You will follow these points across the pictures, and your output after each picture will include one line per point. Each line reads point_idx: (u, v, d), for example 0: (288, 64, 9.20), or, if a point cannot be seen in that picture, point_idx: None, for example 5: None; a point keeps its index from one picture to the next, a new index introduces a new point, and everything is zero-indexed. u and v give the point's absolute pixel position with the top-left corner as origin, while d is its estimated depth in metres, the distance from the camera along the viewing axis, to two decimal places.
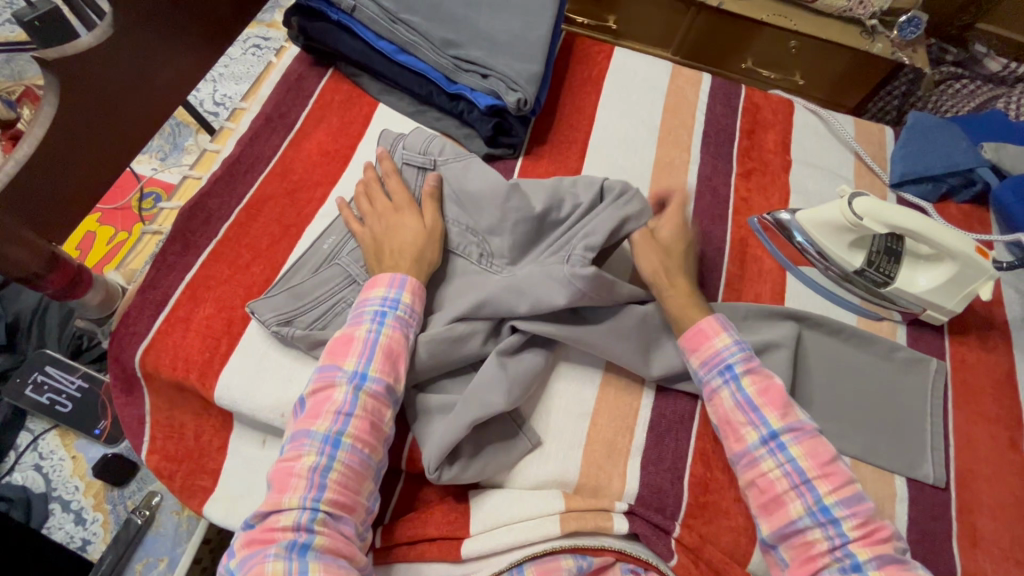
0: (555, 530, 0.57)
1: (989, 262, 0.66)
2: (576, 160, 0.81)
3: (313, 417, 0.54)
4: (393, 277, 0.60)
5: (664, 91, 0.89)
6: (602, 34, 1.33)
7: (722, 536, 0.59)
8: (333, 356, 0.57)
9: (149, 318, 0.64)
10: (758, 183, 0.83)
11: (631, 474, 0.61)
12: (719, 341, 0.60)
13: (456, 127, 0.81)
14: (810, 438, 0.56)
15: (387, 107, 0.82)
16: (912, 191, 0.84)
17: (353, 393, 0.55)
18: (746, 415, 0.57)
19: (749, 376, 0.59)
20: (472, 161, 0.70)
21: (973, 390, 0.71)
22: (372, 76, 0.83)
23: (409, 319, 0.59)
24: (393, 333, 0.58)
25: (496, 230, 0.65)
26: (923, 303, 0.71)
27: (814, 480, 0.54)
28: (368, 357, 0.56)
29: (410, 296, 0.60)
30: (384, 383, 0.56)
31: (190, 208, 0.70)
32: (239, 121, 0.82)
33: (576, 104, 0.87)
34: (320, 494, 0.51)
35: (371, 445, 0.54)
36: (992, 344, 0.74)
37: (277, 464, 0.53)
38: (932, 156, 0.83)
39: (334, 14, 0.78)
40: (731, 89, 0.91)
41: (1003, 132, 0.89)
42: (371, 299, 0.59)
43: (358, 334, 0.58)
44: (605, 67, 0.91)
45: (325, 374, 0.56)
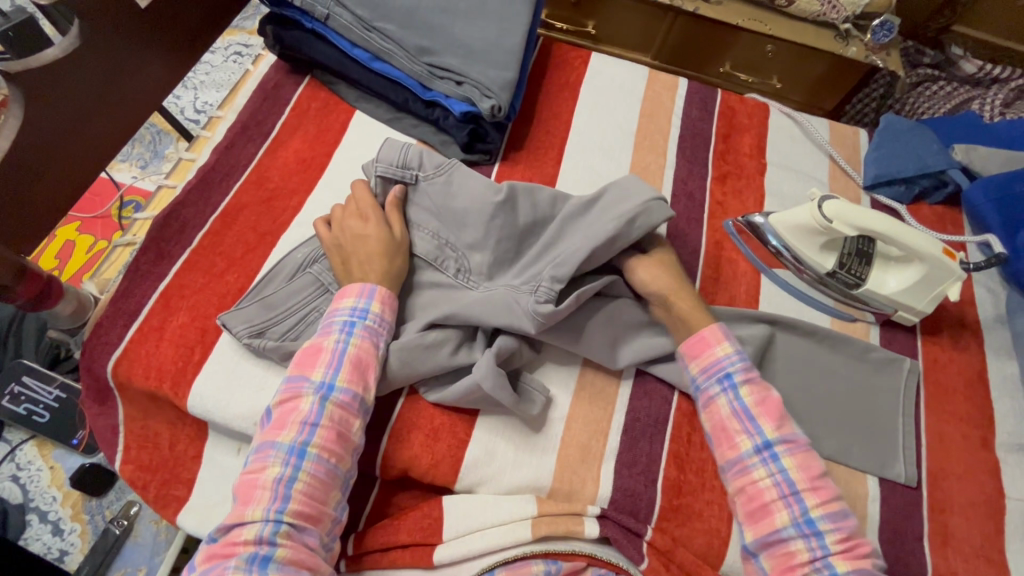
0: (526, 534, 0.58)
1: (955, 263, 0.68)
2: (552, 165, 0.82)
3: (278, 427, 0.55)
4: (363, 287, 0.61)
5: (640, 96, 0.90)
6: (582, 39, 1.34)
7: (694, 538, 0.60)
8: (301, 367, 0.58)
9: (122, 329, 0.64)
10: (734, 186, 0.84)
11: (604, 478, 0.61)
12: (720, 349, 0.62)
13: (432, 133, 0.81)
14: (802, 451, 0.58)
15: (364, 114, 0.83)
16: (886, 193, 0.85)
17: (319, 404, 0.55)
18: (741, 423, 0.59)
19: (748, 387, 0.60)
20: (453, 171, 0.69)
21: (946, 389, 0.72)
22: (348, 84, 0.84)
23: (379, 328, 0.60)
24: (362, 343, 0.59)
25: (476, 247, 0.66)
26: (894, 304, 0.72)
27: (803, 491, 0.55)
28: (335, 367, 0.57)
29: (380, 305, 0.61)
30: (352, 393, 0.56)
31: (164, 217, 0.70)
32: (216, 129, 0.82)
33: (553, 110, 0.88)
34: (284, 505, 0.51)
35: (338, 454, 0.54)
36: (965, 344, 0.75)
37: (242, 477, 0.53)
38: (905, 158, 0.84)
39: (309, 23, 0.79)
40: (707, 93, 0.92)
41: (975, 134, 0.90)
42: (341, 309, 0.60)
43: (325, 344, 0.59)
44: (582, 72, 0.92)
45: (292, 386, 0.57)
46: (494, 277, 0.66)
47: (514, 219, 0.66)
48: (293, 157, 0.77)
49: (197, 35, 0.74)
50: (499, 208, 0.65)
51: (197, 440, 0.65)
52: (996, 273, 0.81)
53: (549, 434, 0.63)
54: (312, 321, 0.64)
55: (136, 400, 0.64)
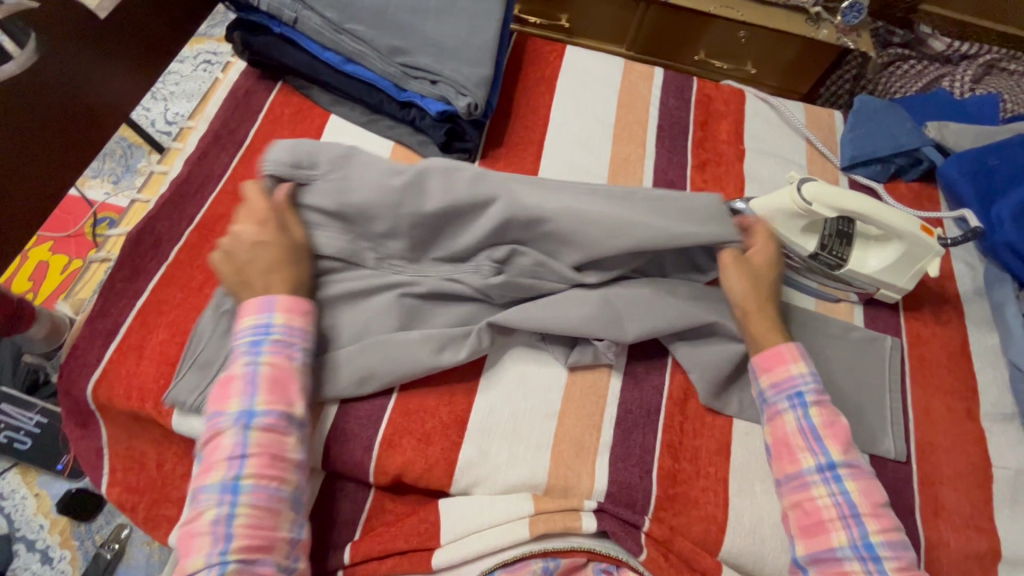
0: (524, 533, 0.57)
1: (933, 239, 0.69)
2: (532, 161, 0.81)
3: (208, 465, 0.52)
4: (260, 301, 0.58)
5: (617, 87, 0.90)
6: (556, 33, 1.34)
7: (692, 526, 0.60)
8: (216, 399, 0.55)
9: (100, 349, 0.62)
10: (714, 173, 0.84)
11: (600, 472, 0.61)
12: (794, 367, 0.61)
13: (410, 134, 0.80)
14: (866, 478, 0.57)
15: (339, 118, 0.82)
16: (863, 173, 0.86)
17: (240, 434, 0.53)
18: (806, 441, 0.58)
19: (817, 407, 0.59)
20: (351, 164, 0.65)
21: (930, 363, 0.73)
22: (322, 88, 0.83)
23: (289, 338, 0.57)
24: (273, 359, 0.56)
25: (389, 235, 0.64)
26: (877, 283, 0.72)
27: (864, 516, 0.55)
28: (250, 391, 0.54)
29: (284, 315, 0.57)
30: (274, 411, 0.54)
31: (139, 232, 0.69)
32: (188, 140, 0.80)
33: (530, 105, 0.87)
34: (225, 542, 0.49)
35: (276, 477, 0.52)
36: (946, 318, 0.76)
37: (181, 528, 0.52)
38: (879, 138, 0.85)
39: (277, 27, 0.77)
40: (683, 82, 0.92)
41: (945, 111, 0.91)
42: (241, 331, 0.57)
43: (233, 369, 0.55)
44: (558, 66, 0.92)
45: (211, 423, 0.54)
46: (418, 260, 0.66)
47: (422, 204, 0.63)
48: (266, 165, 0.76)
49: (161, 45, 0.72)
50: (404, 197, 0.62)
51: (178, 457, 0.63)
52: (971, 247, 0.83)
53: (542, 430, 0.63)
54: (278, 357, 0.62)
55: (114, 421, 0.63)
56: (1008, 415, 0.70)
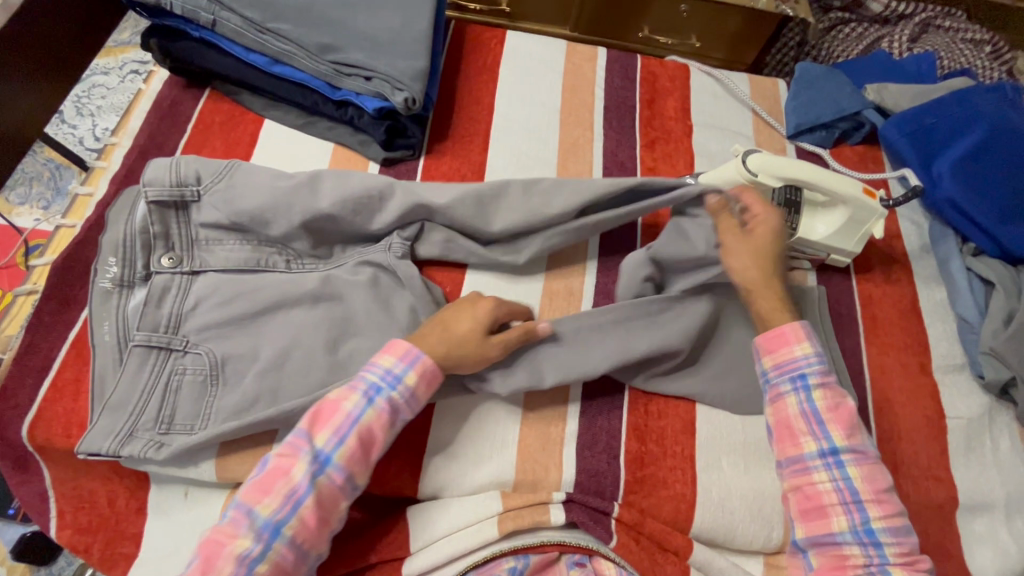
0: (492, 532, 0.57)
1: (876, 201, 0.71)
2: (479, 153, 0.79)
3: (265, 491, 0.51)
4: (409, 350, 0.55)
5: (561, 71, 0.88)
6: (498, 19, 1.31)
7: (662, 506, 0.60)
8: (311, 423, 0.53)
9: (32, 387, 0.59)
10: (663, 151, 0.83)
11: (567, 463, 0.61)
12: (798, 348, 0.58)
13: (350, 135, 0.77)
14: (870, 462, 0.55)
15: (274, 122, 0.78)
16: (809, 140, 0.86)
17: (311, 479, 0.51)
18: (809, 425, 0.56)
19: (821, 388, 0.57)
20: (233, 173, 0.65)
21: (883, 323, 0.74)
22: (252, 92, 0.79)
23: (406, 403, 0.55)
24: (379, 419, 0.54)
25: (290, 236, 0.65)
26: (828, 248, 0.73)
27: (867, 502, 0.54)
28: (340, 439, 0.53)
29: (415, 380, 0.55)
30: (346, 474, 0.53)
31: (63, 260, 0.65)
32: (112, 157, 0.76)
33: (473, 94, 0.85)
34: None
35: (311, 541, 0.51)
36: (896, 277, 0.78)
37: (212, 531, 0.50)
38: (821, 104, 0.86)
39: (195, 31, 0.74)
40: (627, 61, 0.91)
41: (884, 72, 0.93)
42: (377, 363, 0.56)
43: (338, 406, 0.54)
44: (499, 53, 0.90)
45: (294, 443, 0.52)
46: (327, 257, 0.68)
47: (315, 201, 0.64)
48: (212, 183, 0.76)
49: (67, 59, 0.68)
50: (293, 195, 0.63)
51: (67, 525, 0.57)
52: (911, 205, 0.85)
53: (504, 427, 0.62)
54: (199, 396, 0.59)
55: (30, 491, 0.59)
56: (958, 366, 0.72)
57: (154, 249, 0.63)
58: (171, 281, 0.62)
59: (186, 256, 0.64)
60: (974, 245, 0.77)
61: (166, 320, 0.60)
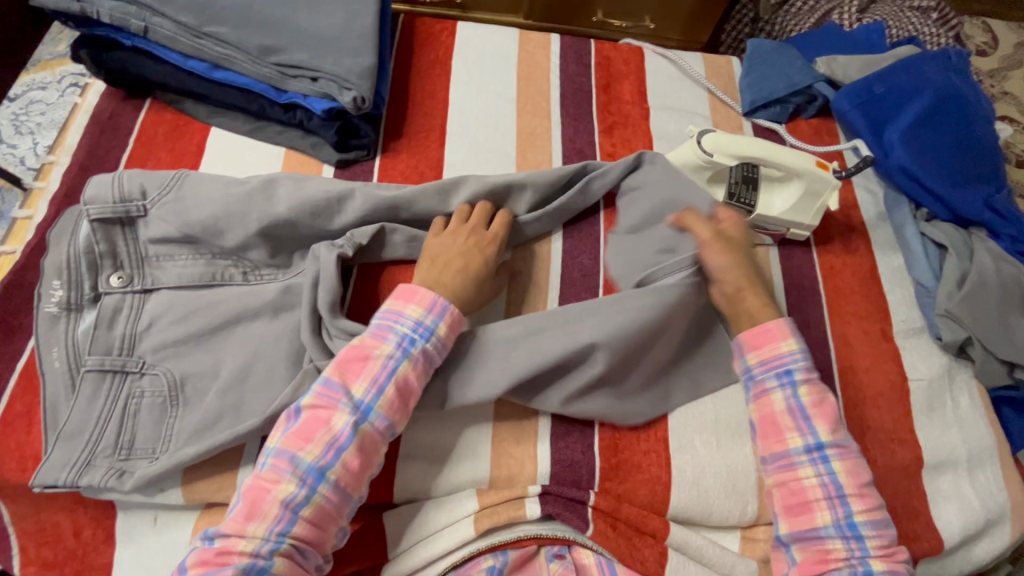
0: (469, 532, 0.57)
1: (829, 173, 0.72)
2: (436, 149, 0.78)
3: (304, 437, 0.52)
4: (434, 301, 0.57)
5: (514, 60, 0.87)
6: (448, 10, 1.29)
7: (639, 490, 0.61)
8: (345, 373, 0.54)
9: None
10: (622, 136, 0.83)
11: (541, 456, 0.61)
12: (784, 344, 0.59)
13: (301, 138, 0.75)
14: (854, 458, 0.56)
15: (220, 129, 0.76)
16: (765, 116, 0.87)
17: (354, 427, 0.52)
18: (794, 420, 0.57)
19: (808, 384, 0.58)
20: (181, 184, 0.64)
21: (845, 293, 0.75)
22: (195, 101, 0.77)
23: (437, 349, 0.57)
24: (413, 368, 0.55)
25: (245, 246, 0.64)
26: (786, 223, 0.74)
27: (849, 496, 0.55)
28: (375, 388, 0.53)
29: (444, 328, 0.57)
30: (388, 421, 0.54)
31: (5, 288, 0.63)
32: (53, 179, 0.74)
33: (427, 89, 0.84)
34: (282, 534, 0.49)
35: (354, 487, 0.53)
36: (855, 247, 0.79)
37: (255, 477, 0.51)
38: (773, 81, 0.86)
39: (128, 40, 0.72)
40: (581, 45, 0.90)
41: (828, 42, 0.94)
42: (407, 316, 0.56)
43: (376, 353, 0.55)
44: (450, 45, 0.88)
45: (329, 393, 0.53)
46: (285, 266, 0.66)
47: (269, 208, 0.63)
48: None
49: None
50: (247, 202, 0.63)
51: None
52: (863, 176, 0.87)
53: (480, 426, 0.62)
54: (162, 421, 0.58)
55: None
56: (919, 328, 0.74)
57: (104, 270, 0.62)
58: (122, 301, 0.61)
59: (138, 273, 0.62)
60: (927, 211, 0.79)
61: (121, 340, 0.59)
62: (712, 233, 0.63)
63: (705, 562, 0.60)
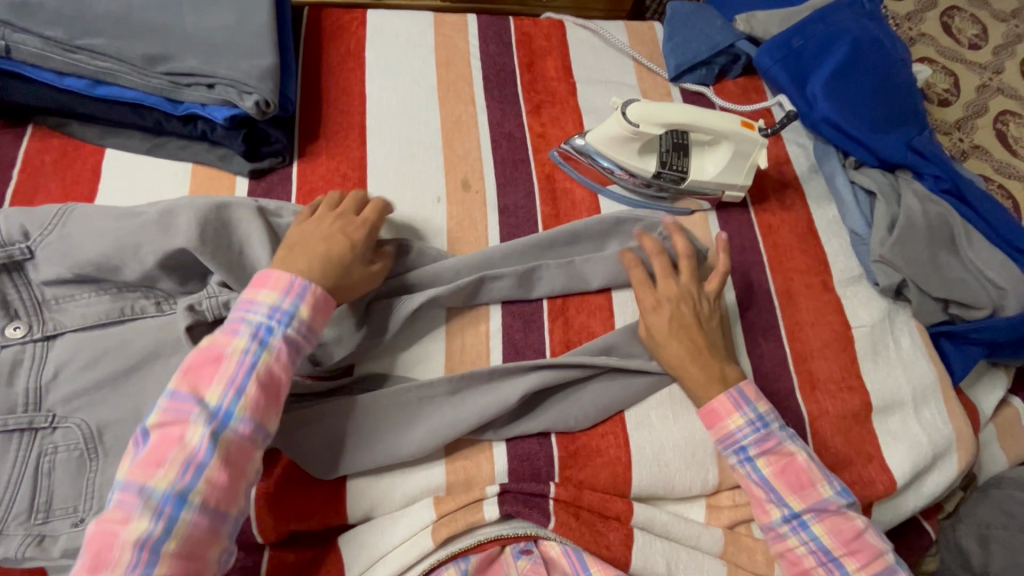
0: (428, 541, 0.64)
1: (756, 132, 0.83)
2: (525, 172, 0.88)
3: (176, 416, 0.55)
4: (290, 284, 0.62)
5: (596, 97, 0.97)
6: (516, 6, 1.32)
7: (598, 478, 0.69)
8: (196, 381, 0.57)
9: (116, 357, 0.66)
10: (700, 167, 0.86)
11: (498, 457, 0.69)
12: (731, 422, 0.68)
13: (409, 148, 0.87)
14: (833, 516, 0.66)
15: (333, 132, 0.88)
16: (861, 155, 0.91)
17: (216, 434, 0.55)
18: (765, 492, 0.68)
19: (763, 457, 0.68)
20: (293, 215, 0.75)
21: (877, 339, 0.83)
22: (324, 107, 0.91)
23: (300, 332, 0.61)
24: (275, 357, 0.59)
25: None
26: (721, 186, 0.86)
27: (842, 557, 0.66)
28: (241, 379, 0.57)
29: (308, 310, 0.62)
30: (254, 421, 0.57)
31: None
32: (186, 151, 0.83)
33: (519, 113, 0.94)
34: (188, 486, 0.53)
35: (227, 501, 0.54)
36: (895, 297, 0.86)
37: (94, 530, 0.50)
38: (860, 119, 0.91)
39: (286, 55, 0.86)
40: (619, 91, 0.98)
41: (913, 85, 0.95)
42: (260, 304, 0.61)
43: (235, 340, 0.59)
44: (529, 75, 0.97)
45: (180, 406, 0.55)
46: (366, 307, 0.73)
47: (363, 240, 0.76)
48: (278, 178, 0.84)
49: None
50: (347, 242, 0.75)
51: None
52: (943, 223, 0.86)
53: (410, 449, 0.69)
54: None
55: (88, 468, 0.63)
56: None
57: (226, 237, 0.70)
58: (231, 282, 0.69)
59: (213, 312, 0.67)
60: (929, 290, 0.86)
61: None
62: (647, 330, 0.73)
63: (672, 537, 0.69)
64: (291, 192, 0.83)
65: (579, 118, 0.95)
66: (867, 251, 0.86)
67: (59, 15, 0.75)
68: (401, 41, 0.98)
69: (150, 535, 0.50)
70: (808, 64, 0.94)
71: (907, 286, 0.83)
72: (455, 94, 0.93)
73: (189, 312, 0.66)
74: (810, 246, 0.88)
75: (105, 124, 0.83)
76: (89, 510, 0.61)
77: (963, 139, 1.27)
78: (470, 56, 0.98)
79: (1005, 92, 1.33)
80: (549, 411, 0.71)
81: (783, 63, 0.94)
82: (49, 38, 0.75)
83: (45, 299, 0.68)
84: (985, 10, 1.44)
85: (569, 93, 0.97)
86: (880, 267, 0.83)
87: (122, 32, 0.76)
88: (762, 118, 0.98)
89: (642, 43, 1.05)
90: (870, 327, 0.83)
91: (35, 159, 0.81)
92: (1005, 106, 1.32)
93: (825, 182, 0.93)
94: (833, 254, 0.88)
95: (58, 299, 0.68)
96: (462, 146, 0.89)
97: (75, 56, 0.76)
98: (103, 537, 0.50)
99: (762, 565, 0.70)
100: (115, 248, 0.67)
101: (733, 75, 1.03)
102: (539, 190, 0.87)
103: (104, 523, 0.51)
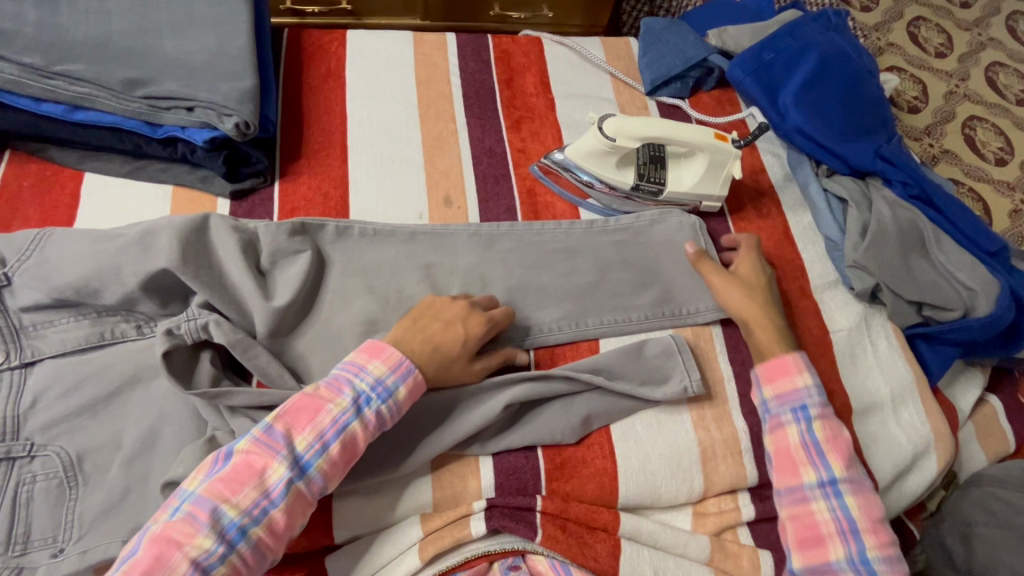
0: (416, 558, 0.64)
1: (729, 144, 0.85)
2: (505, 186, 0.89)
3: (265, 448, 0.57)
4: (399, 362, 0.63)
5: (574, 110, 0.99)
6: (493, 22, 1.35)
7: (584, 489, 0.70)
8: (291, 424, 0.59)
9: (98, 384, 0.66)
10: (677, 178, 0.88)
11: (485, 471, 0.69)
12: (799, 380, 0.71)
13: (389, 166, 0.88)
14: (865, 496, 0.66)
15: (315, 151, 0.89)
16: (833, 165, 0.94)
17: (291, 480, 0.57)
18: (808, 454, 0.67)
19: (820, 421, 0.69)
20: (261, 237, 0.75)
21: (855, 342, 0.84)
22: (305, 126, 0.91)
23: (390, 412, 0.62)
24: (363, 429, 0.61)
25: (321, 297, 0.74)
26: (697, 195, 0.88)
27: (862, 532, 0.64)
28: (329, 436, 0.59)
29: (403, 393, 0.63)
30: (325, 481, 0.59)
31: None
32: (167, 173, 0.83)
33: (500, 128, 0.95)
34: (253, 521, 0.55)
35: (272, 545, 0.56)
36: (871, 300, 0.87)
37: (162, 529, 0.53)
38: (830, 130, 0.94)
39: (266, 77, 0.87)
40: (596, 103, 1.00)
41: (880, 94, 0.98)
42: (368, 372, 0.62)
43: (336, 398, 0.61)
44: (509, 91, 0.99)
45: (271, 442, 0.57)
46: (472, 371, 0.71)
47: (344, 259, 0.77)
48: (259, 198, 0.84)
49: None
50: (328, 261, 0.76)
51: (103, 523, 0.60)
52: (914, 228, 0.88)
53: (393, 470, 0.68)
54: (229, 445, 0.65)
55: (68, 497, 0.62)
56: None
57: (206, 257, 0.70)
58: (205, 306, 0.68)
59: (192, 335, 0.66)
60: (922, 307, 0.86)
61: (198, 376, 0.67)
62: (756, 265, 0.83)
63: (660, 545, 0.69)
64: (273, 211, 0.83)
65: (558, 133, 0.96)
66: (842, 257, 0.88)
67: (37, 42, 0.76)
68: (381, 59, 0.99)
69: (211, 556, 0.53)
70: (779, 78, 0.97)
71: (881, 289, 0.85)
72: (436, 111, 0.95)
73: (167, 336, 0.65)
74: (787, 253, 0.90)
75: (83, 148, 0.83)
76: (68, 540, 0.60)
77: (933, 145, 1.31)
78: (449, 74, 0.99)
79: (971, 98, 1.37)
80: (535, 424, 0.71)
81: (754, 75, 0.97)
82: (26, 64, 0.75)
83: (23, 326, 0.68)
84: (950, 20, 1.49)
85: (548, 108, 0.98)
86: (855, 272, 0.85)
87: (101, 58, 0.77)
88: (736, 129, 1.01)
89: (618, 58, 1.07)
90: (848, 331, 0.85)
91: (13, 185, 0.80)
92: (972, 111, 1.36)
93: (800, 190, 0.96)
94: (810, 260, 0.89)
95: (37, 325, 0.68)
96: (443, 162, 0.90)
97: (49, 80, 0.76)
98: (166, 541, 0.52)
99: (750, 571, 0.70)
100: (93, 273, 0.66)
101: (707, 87, 1.05)
102: (521, 204, 0.88)
103: (172, 527, 0.53)
